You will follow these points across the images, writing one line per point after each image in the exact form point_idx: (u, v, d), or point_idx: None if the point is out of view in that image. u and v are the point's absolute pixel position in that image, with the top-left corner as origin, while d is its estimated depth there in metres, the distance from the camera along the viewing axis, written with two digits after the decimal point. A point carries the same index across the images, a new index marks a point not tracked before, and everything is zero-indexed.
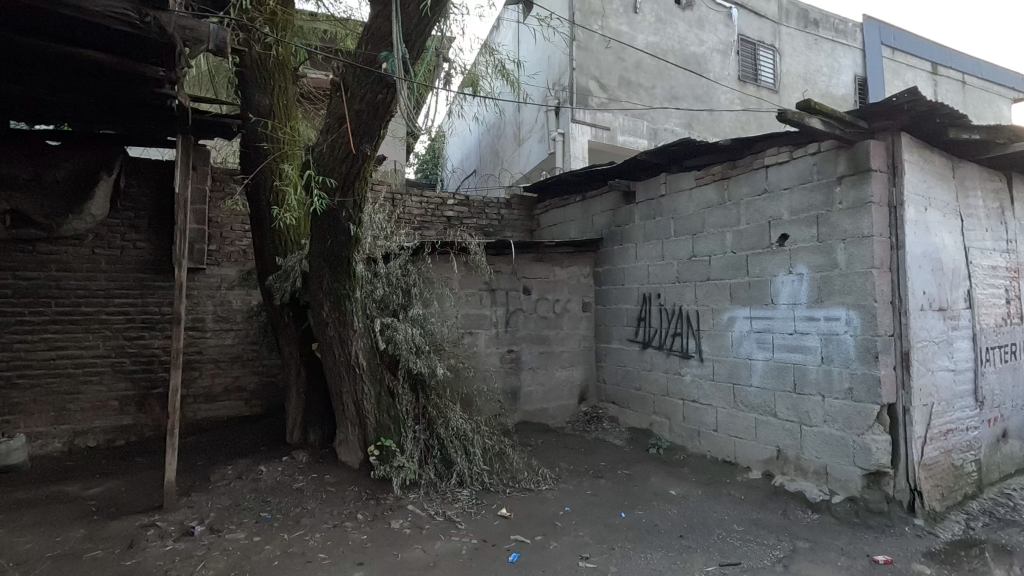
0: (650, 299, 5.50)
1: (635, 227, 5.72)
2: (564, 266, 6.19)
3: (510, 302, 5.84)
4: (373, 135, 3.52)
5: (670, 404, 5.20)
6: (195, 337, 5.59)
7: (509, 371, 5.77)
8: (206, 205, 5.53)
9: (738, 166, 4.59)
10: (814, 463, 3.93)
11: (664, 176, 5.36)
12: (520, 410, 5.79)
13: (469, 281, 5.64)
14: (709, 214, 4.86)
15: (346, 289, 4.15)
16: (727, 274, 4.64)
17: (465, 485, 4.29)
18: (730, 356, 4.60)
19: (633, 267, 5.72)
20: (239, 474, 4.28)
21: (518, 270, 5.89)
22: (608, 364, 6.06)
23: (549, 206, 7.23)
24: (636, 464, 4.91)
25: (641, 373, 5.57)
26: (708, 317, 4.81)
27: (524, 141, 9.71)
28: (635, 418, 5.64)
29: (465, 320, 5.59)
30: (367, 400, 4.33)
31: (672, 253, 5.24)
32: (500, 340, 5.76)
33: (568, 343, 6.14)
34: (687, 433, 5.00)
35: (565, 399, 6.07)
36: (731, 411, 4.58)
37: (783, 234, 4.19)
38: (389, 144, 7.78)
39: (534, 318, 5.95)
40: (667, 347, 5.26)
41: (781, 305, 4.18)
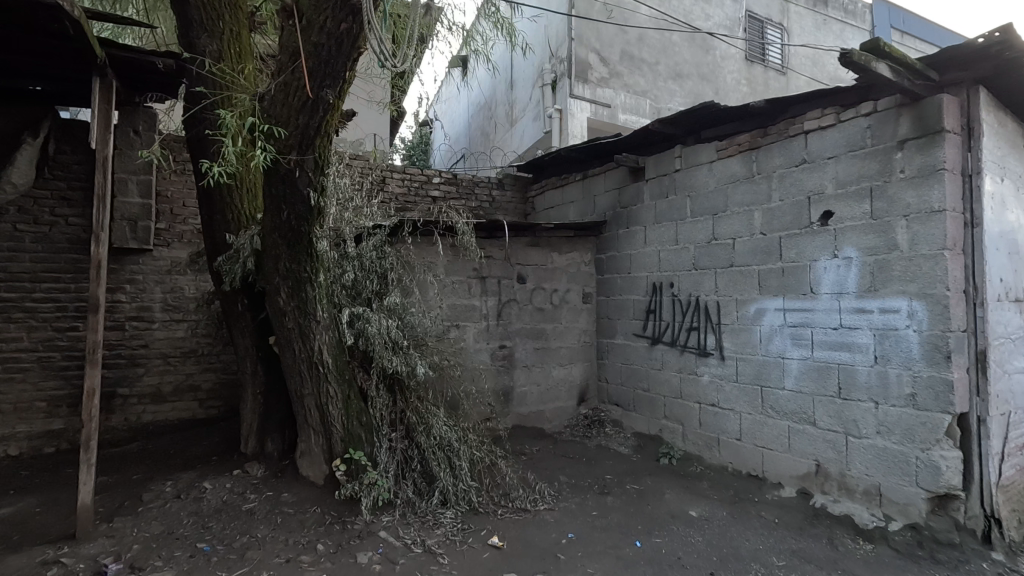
0: (661, 289, 4.86)
1: (644, 208, 5.07)
2: (562, 252, 5.53)
3: (503, 291, 5.18)
4: (336, 77, 2.80)
5: (684, 408, 4.57)
6: (140, 329, 4.86)
7: (500, 369, 5.11)
8: (154, 176, 4.80)
9: (769, 133, 3.95)
10: (863, 482, 3.31)
11: (679, 149, 4.71)
12: (513, 414, 5.14)
13: (456, 267, 4.96)
14: (732, 191, 4.22)
15: (307, 272, 3.46)
16: (755, 259, 4.01)
17: (449, 505, 3.63)
18: (758, 354, 3.98)
19: (642, 253, 5.07)
20: (178, 492, 3.58)
21: (511, 255, 5.23)
22: (611, 361, 5.42)
23: (545, 187, 6.56)
24: (647, 477, 4.28)
25: (649, 372, 4.95)
26: (731, 309, 4.18)
27: (517, 120, 9.02)
28: (642, 423, 5.01)
29: (452, 312, 4.92)
30: (334, 404, 3.65)
31: (687, 237, 4.60)
32: (490, 335, 5.09)
33: (567, 338, 5.49)
34: (704, 442, 4.38)
35: (563, 401, 5.42)
36: (759, 418, 3.96)
37: (825, 211, 3.56)
38: (370, 116, 7.07)
39: (530, 310, 5.30)
40: (681, 344, 4.64)
41: (823, 295, 3.55)
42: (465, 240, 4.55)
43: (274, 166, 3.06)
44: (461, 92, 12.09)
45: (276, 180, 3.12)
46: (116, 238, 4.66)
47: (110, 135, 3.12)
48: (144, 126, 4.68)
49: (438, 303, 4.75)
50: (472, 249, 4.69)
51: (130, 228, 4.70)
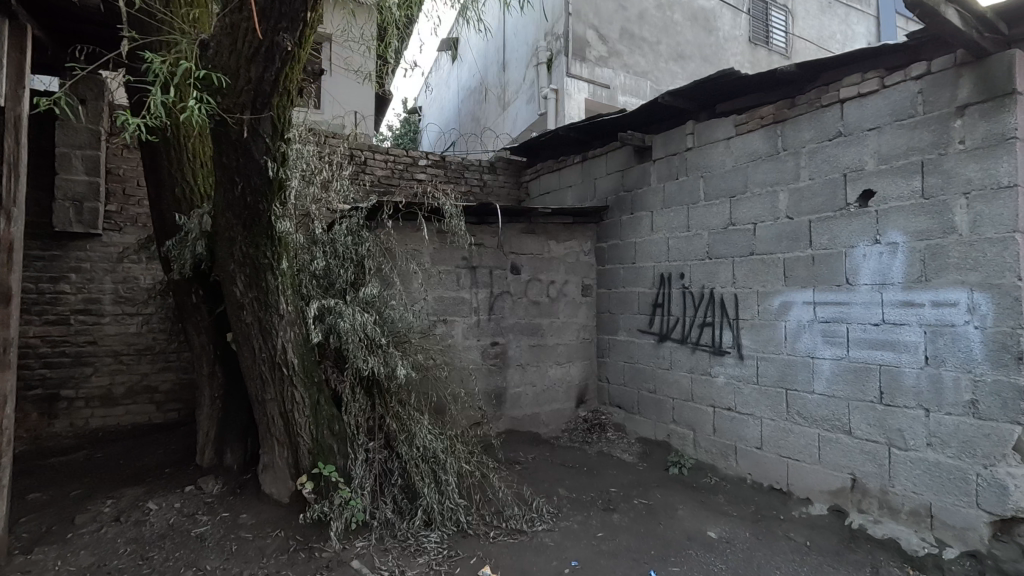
0: (669, 281, 4.41)
1: (651, 191, 4.61)
2: (560, 240, 5.06)
3: (495, 282, 4.71)
4: (295, 18, 2.29)
5: (695, 412, 4.14)
6: (88, 324, 4.33)
7: (492, 369, 4.65)
8: (103, 152, 4.26)
9: (797, 104, 3.50)
10: (909, 501, 2.89)
11: (691, 125, 4.24)
12: (506, 417, 4.69)
13: (444, 255, 4.47)
14: (753, 170, 3.76)
15: (267, 257, 2.95)
16: (780, 246, 3.57)
17: (434, 526, 3.16)
18: (782, 353, 3.54)
19: (649, 241, 4.61)
20: (118, 514, 3.08)
21: (504, 243, 4.77)
22: (613, 359, 4.98)
23: (540, 171, 6.09)
24: (656, 490, 3.84)
25: (656, 372, 4.51)
26: (751, 302, 3.74)
27: (510, 105, 8.52)
28: (648, 428, 4.57)
29: (439, 305, 4.43)
30: (300, 412, 3.16)
31: (700, 222, 4.15)
32: (481, 331, 4.62)
33: (565, 335, 5.03)
34: (719, 450, 3.95)
35: (561, 403, 4.97)
36: (783, 425, 3.53)
37: (865, 191, 3.12)
38: (351, 92, 6.54)
39: (525, 304, 4.84)
40: (692, 341, 4.19)
41: (861, 287, 3.12)
42: (454, 225, 4.06)
43: (221, 128, 2.54)
44: (454, 82, 11.62)
45: (226, 146, 2.61)
46: (59, 221, 4.11)
47: (24, 90, 2.62)
48: (90, 95, 4.15)
49: (422, 295, 4.26)
50: (460, 235, 4.21)
51: (75, 210, 4.16)
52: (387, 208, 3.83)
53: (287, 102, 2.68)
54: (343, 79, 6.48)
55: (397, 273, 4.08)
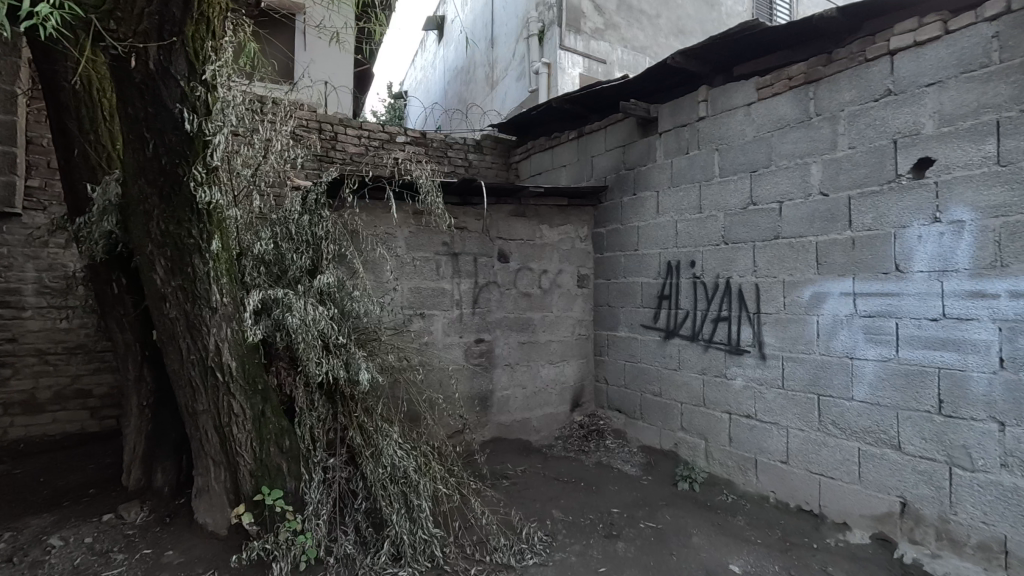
0: (678, 270, 3.89)
1: (657, 169, 4.08)
2: (553, 225, 4.51)
3: (480, 271, 4.17)
4: None
5: (709, 419, 3.64)
6: (5, 319, 3.72)
7: (477, 370, 4.11)
8: (21, 117, 3.65)
9: (835, 59, 2.97)
10: (977, 533, 2.40)
11: (705, 91, 3.70)
12: (492, 424, 4.16)
13: (421, 240, 3.92)
14: (779, 140, 3.23)
15: (193, 237, 2.37)
16: (812, 228, 3.05)
17: (404, 563, 2.63)
18: (814, 352, 3.03)
19: (654, 225, 4.08)
20: (12, 553, 2.49)
21: (490, 228, 4.22)
22: (612, 358, 4.46)
23: (531, 150, 5.54)
24: (666, 510, 3.33)
25: (662, 373, 3.99)
26: (776, 293, 3.23)
27: (498, 85, 7.96)
28: (652, 436, 4.06)
29: (414, 297, 3.87)
30: (239, 426, 2.59)
31: (715, 203, 3.62)
32: (464, 327, 4.07)
33: (558, 330, 4.50)
34: (736, 463, 3.45)
35: (554, 406, 4.46)
36: (815, 436, 3.03)
37: (920, 160, 2.61)
38: (322, 63, 5.94)
39: (513, 295, 4.30)
40: (704, 338, 3.68)
41: (915, 274, 2.61)
42: (431, 205, 3.50)
43: (118, 65, 1.95)
44: (439, 62, 11.01)
45: (128, 89, 2.02)
46: None
47: None
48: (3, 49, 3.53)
49: (395, 284, 3.70)
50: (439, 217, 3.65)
51: None
52: (351, 183, 3.24)
53: (209, 35, 2.10)
54: (317, 47, 5.89)
55: (363, 260, 3.53)
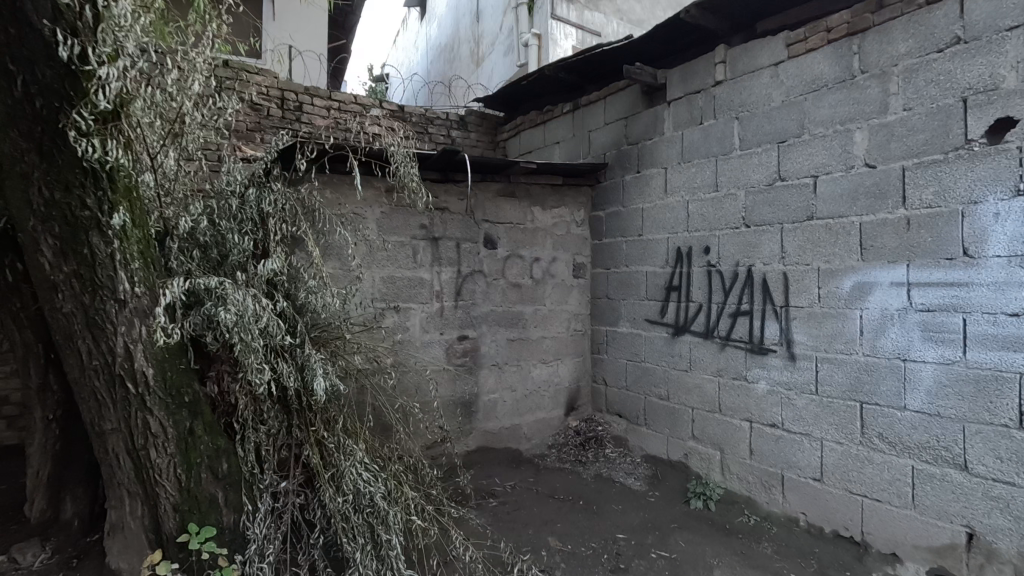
0: (689, 257, 3.41)
1: (664, 143, 3.60)
2: (546, 207, 4.01)
3: (463, 259, 3.66)
4: None
5: (726, 427, 3.19)
6: None
7: (460, 371, 3.61)
8: None
9: (886, 4, 2.50)
10: None
11: (722, 52, 3.22)
12: (477, 433, 3.67)
13: (395, 222, 3.40)
14: (814, 104, 2.76)
15: (88, 209, 1.81)
16: (854, 207, 2.60)
17: None
18: (856, 353, 2.58)
19: (660, 207, 3.61)
20: None
21: (475, 209, 3.72)
22: (612, 356, 3.99)
23: (521, 126, 5.04)
24: (679, 536, 2.86)
25: (670, 374, 3.53)
26: (809, 283, 2.77)
27: (484, 62, 7.43)
28: (658, 445, 3.61)
29: (387, 287, 3.37)
30: (159, 450, 2.06)
31: (734, 179, 3.15)
32: (445, 322, 3.57)
33: (551, 326, 4.01)
34: (759, 479, 3.01)
35: (546, 411, 3.98)
36: (856, 452, 2.59)
37: (997, 121, 2.16)
38: (288, 26, 5.37)
39: (501, 287, 3.80)
40: (719, 334, 3.22)
41: (990, 260, 2.17)
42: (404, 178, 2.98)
43: None
44: (422, 41, 10.42)
45: None
46: None
47: None
48: None
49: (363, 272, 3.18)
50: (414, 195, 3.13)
51: None
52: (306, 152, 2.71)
53: None
54: (285, 12, 5.35)
55: (320, 244, 3.01)
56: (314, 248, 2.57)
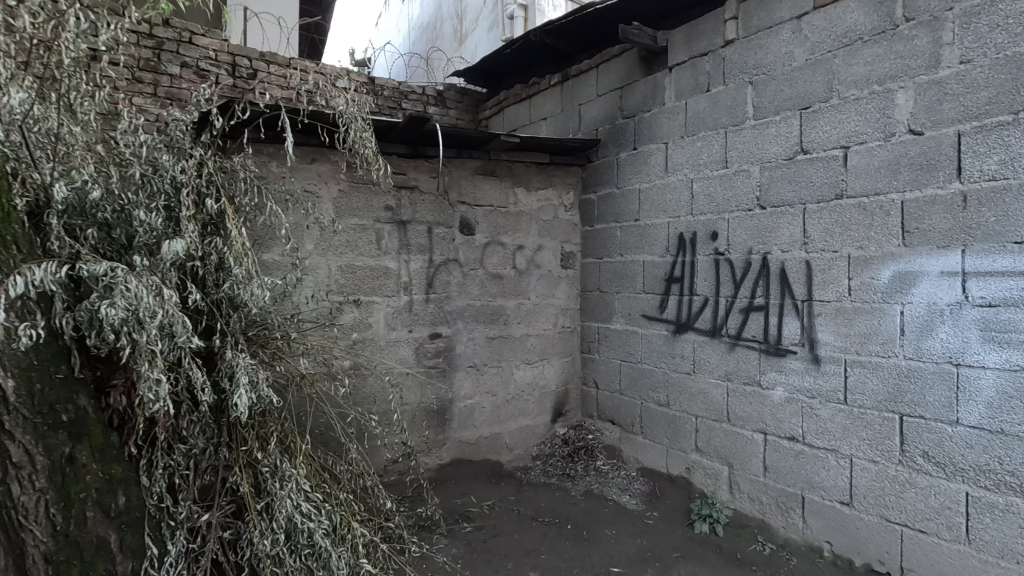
0: (692, 244, 2.99)
1: (665, 115, 3.16)
2: (531, 188, 3.56)
3: (436, 246, 3.21)
4: None
5: (736, 439, 2.79)
6: None
7: (432, 374, 3.17)
8: None
9: None
10: None
11: (734, 6, 2.78)
12: (452, 444, 3.24)
13: (355, 202, 2.95)
14: (845, 62, 2.34)
15: None
16: (895, 182, 2.18)
17: None
18: (896, 355, 2.17)
19: (660, 187, 3.18)
20: None
21: (451, 189, 3.26)
22: (604, 356, 3.57)
23: (505, 102, 4.58)
24: (683, 568, 2.45)
25: (670, 377, 3.11)
26: (837, 273, 2.36)
27: (468, 38, 6.94)
28: (657, 457, 3.20)
29: (345, 277, 2.91)
30: (24, 486, 1.61)
31: (747, 153, 2.72)
32: (415, 318, 3.12)
33: (536, 322, 3.58)
34: (774, 501, 2.61)
35: (531, 418, 3.55)
36: (895, 473, 2.18)
37: None
38: None
39: (480, 278, 3.35)
40: (728, 332, 2.81)
41: None
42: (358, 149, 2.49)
43: None
44: (405, 20, 9.88)
45: None
46: None
47: None
48: None
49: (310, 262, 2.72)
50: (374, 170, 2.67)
51: None
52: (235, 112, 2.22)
53: None
54: None
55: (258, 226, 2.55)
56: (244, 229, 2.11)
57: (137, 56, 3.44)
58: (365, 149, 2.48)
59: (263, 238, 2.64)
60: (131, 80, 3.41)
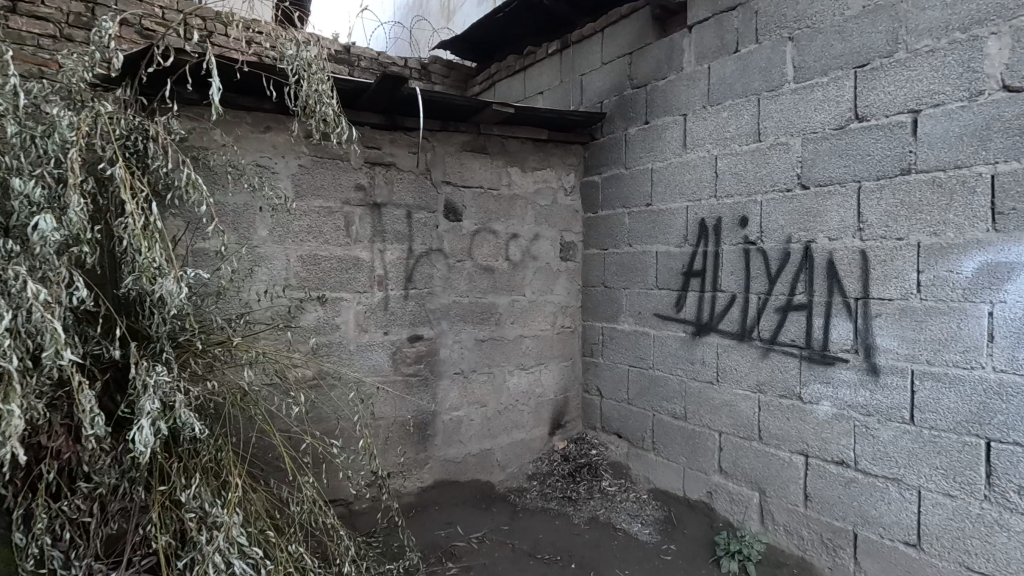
0: (716, 232, 2.56)
1: (683, 82, 2.72)
2: (526, 168, 3.10)
3: (416, 233, 2.74)
4: None
5: (769, 462, 2.37)
6: None
7: (411, 383, 2.71)
8: None
9: None
10: None
11: None
12: (435, 464, 2.79)
13: (317, 180, 2.47)
14: (915, 6, 1.91)
15: None
16: (984, 152, 1.76)
17: None
18: (983, 367, 1.77)
19: (677, 166, 2.74)
20: None
21: (434, 167, 2.80)
22: (609, 360, 3.13)
23: (496, 76, 4.12)
24: None
25: (688, 387, 2.68)
26: (903, 265, 1.94)
27: (456, 14, 6.44)
28: (671, 478, 2.78)
29: (307, 269, 2.45)
30: None
31: (785, 124, 2.29)
32: (391, 318, 2.66)
33: (532, 322, 3.13)
34: (818, 537, 2.19)
35: (526, 431, 3.11)
36: (980, 511, 1.77)
37: None
38: None
39: (468, 271, 2.90)
40: (760, 335, 2.38)
41: None
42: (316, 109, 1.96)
43: None
44: None
45: None
46: None
47: None
48: None
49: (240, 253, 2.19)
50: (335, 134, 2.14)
51: None
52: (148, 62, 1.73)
53: None
54: None
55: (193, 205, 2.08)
56: (153, 203, 1.65)
57: (66, 11, 3.09)
58: (326, 107, 1.96)
59: (203, 220, 2.17)
60: (58, 38, 3.07)
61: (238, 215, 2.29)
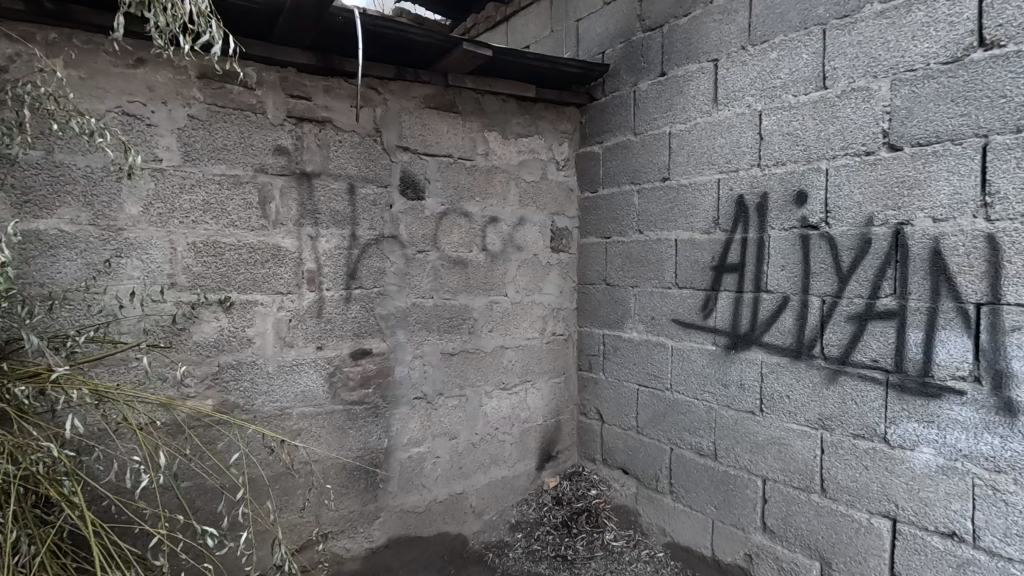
0: (761, 213, 1.92)
1: (714, 17, 2.06)
2: (507, 133, 2.43)
3: (361, 215, 2.06)
4: None
5: (835, 524, 1.74)
6: None
7: (355, 414, 2.04)
8: None
9: None
10: None
11: None
12: (388, 517, 2.14)
13: (214, 139, 1.77)
14: None
15: None
16: None
17: None
18: None
19: (704, 127, 2.09)
20: None
21: (387, 127, 2.12)
22: (612, 377, 2.49)
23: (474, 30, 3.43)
24: None
25: (720, 417, 2.05)
26: None
27: None
28: (697, 533, 2.14)
29: (203, 262, 1.76)
30: None
31: (865, 61, 1.65)
32: (327, 328, 1.98)
33: (516, 329, 2.48)
34: None
35: (508, 467, 2.46)
36: None
37: None
38: None
39: (433, 265, 2.23)
40: (824, 351, 1.75)
41: None
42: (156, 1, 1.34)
43: None
44: None
45: None
46: None
47: None
48: None
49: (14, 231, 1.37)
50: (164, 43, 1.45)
51: None
52: None
53: None
54: None
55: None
56: None
57: None
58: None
59: None
60: None
61: (93, 184, 1.59)
